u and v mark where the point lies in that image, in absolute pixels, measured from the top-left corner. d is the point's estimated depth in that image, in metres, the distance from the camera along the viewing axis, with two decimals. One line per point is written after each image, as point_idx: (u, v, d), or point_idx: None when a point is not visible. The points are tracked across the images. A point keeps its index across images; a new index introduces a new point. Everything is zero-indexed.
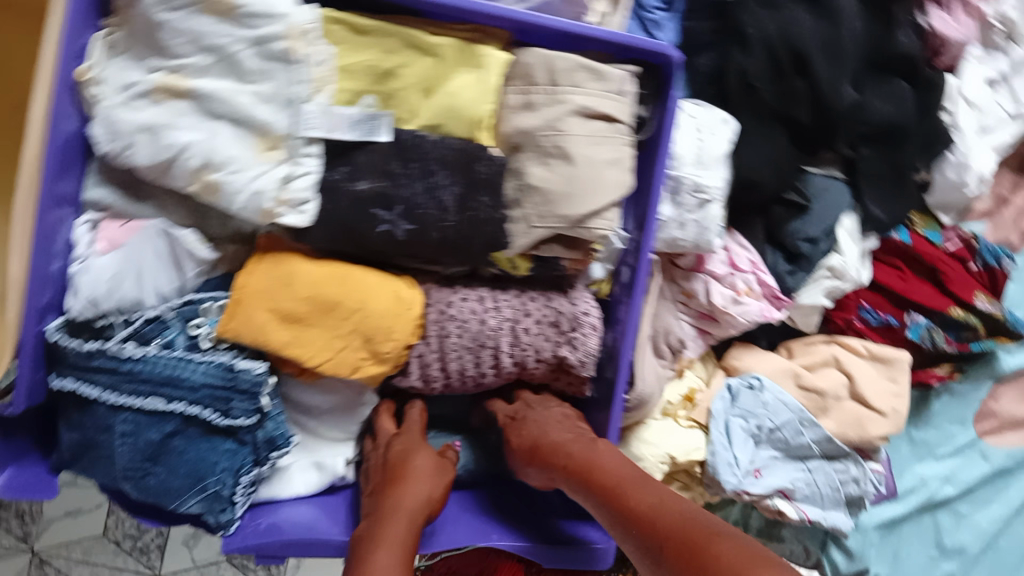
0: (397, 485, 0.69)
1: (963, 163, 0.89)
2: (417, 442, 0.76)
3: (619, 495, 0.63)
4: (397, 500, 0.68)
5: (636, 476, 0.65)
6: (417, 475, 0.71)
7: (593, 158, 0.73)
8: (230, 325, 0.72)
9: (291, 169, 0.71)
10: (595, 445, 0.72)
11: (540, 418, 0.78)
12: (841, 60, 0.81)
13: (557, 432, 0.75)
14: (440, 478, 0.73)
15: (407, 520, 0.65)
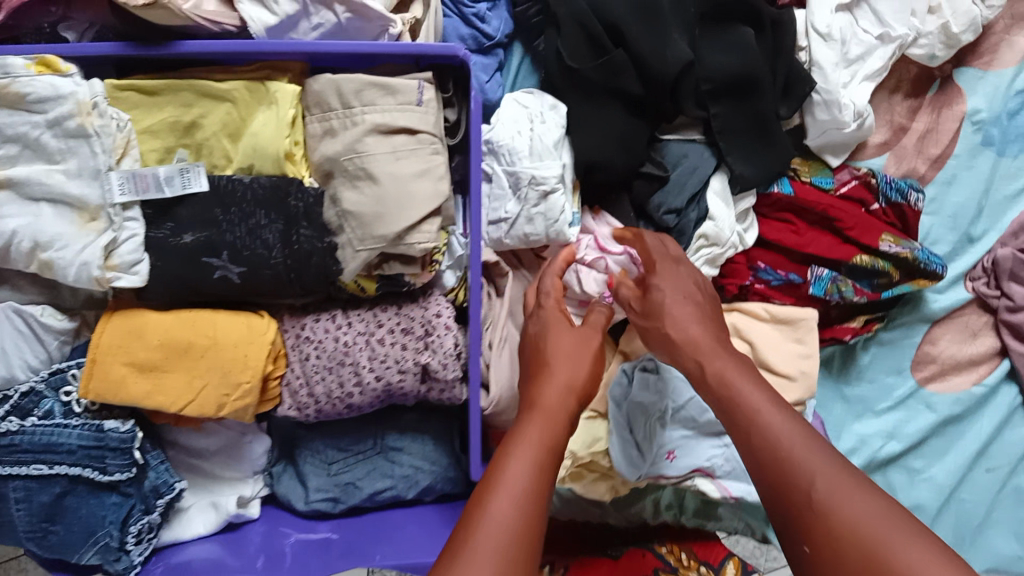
0: (548, 370, 0.68)
1: (833, 101, 0.83)
2: (550, 344, 0.71)
3: (746, 410, 0.60)
4: (534, 402, 0.65)
5: (767, 396, 0.61)
6: (552, 372, 0.68)
7: (398, 173, 0.73)
8: (89, 386, 0.76)
9: (115, 236, 0.74)
10: (707, 316, 0.72)
11: (676, 301, 0.72)
12: (658, 22, 0.79)
13: (683, 312, 0.72)
14: (580, 356, 0.71)
15: (539, 426, 0.62)
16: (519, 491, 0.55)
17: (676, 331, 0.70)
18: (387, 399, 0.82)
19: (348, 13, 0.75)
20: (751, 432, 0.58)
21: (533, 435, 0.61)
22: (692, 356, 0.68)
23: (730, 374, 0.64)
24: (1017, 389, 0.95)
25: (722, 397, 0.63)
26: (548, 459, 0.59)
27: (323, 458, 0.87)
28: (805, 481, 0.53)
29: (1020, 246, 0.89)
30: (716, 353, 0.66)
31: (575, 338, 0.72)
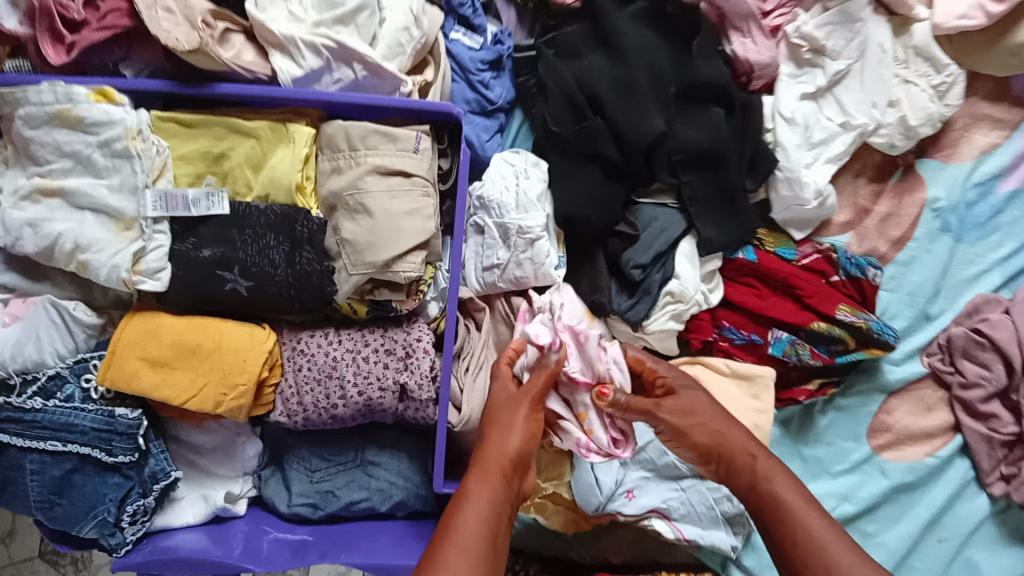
0: (491, 434, 0.73)
1: (794, 179, 0.91)
2: (496, 411, 0.76)
3: (780, 498, 0.73)
4: (483, 455, 0.71)
5: (792, 489, 0.73)
6: (498, 433, 0.73)
7: (390, 210, 0.83)
8: (107, 374, 0.86)
9: (144, 245, 0.85)
10: (727, 424, 0.80)
11: (690, 400, 0.81)
12: (634, 97, 0.89)
13: (703, 406, 0.81)
14: (527, 427, 0.75)
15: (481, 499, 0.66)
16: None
17: (703, 434, 0.79)
18: (369, 414, 0.91)
19: (365, 72, 0.87)
20: (786, 520, 0.71)
21: (476, 506, 0.65)
22: (733, 460, 0.78)
23: (764, 472, 0.75)
24: (970, 463, 0.99)
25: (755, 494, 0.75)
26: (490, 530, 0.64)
27: (308, 465, 0.95)
28: None
29: (972, 326, 0.95)
30: (743, 445, 0.78)
31: (517, 402, 0.77)
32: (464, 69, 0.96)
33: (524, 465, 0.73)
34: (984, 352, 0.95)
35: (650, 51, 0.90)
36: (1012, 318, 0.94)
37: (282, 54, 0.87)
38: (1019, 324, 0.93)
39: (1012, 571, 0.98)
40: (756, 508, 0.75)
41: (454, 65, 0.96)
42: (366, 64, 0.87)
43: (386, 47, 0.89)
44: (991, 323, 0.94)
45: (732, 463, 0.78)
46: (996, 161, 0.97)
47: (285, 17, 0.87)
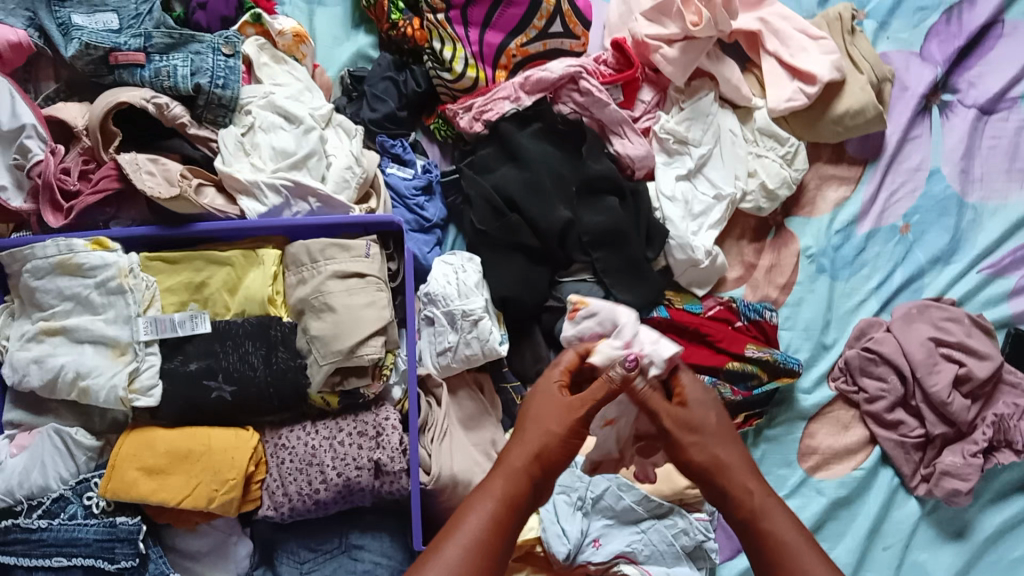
0: (519, 430, 0.78)
1: (685, 244, 1.09)
2: (533, 406, 0.79)
3: (779, 539, 0.73)
4: (512, 449, 0.77)
5: (790, 527, 0.74)
6: (534, 429, 0.77)
7: (350, 305, 0.98)
8: (108, 486, 0.95)
9: (138, 365, 0.98)
10: (728, 446, 0.79)
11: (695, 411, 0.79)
12: (543, 195, 1.08)
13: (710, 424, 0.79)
14: (564, 425, 0.77)
15: (507, 480, 0.74)
16: (466, 541, 0.70)
17: (702, 453, 0.78)
18: (348, 496, 1.00)
19: (318, 203, 1.06)
20: (787, 563, 0.72)
21: (489, 495, 0.73)
22: (727, 492, 0.77)
23: (767, 516, 0.75)
24: (893, 471, 1.10)
25: (755, 534, 0.75)
26: (515, 503, 0.73)
27: (296, 558, 1.02)
28: None
29: (862, 346, 1.11)
30: (741, 480, 0.77)
31: (556, 404, 0.78)
32: (402, 196, 1.15)
33: (552, 464, 0.77)
34: (878, 366, 1.09)
35: (550, 159, 1.10)
36: (894, 335, 1.10)
37: (248, 197, 1.05)
38: (900, 338, 1.09)
39: (954, 566, 1.06)
40: (753, 544, 0.75)
41: (393, 194, 1.15)
42: (319, 197, 1.06)
43: (335, 181, 1.08)
44: (877, 340, 1.10)
45: (726, 494, 0.77)
46: (849, 211, 1.17)
47: (248, 168, 1.06)
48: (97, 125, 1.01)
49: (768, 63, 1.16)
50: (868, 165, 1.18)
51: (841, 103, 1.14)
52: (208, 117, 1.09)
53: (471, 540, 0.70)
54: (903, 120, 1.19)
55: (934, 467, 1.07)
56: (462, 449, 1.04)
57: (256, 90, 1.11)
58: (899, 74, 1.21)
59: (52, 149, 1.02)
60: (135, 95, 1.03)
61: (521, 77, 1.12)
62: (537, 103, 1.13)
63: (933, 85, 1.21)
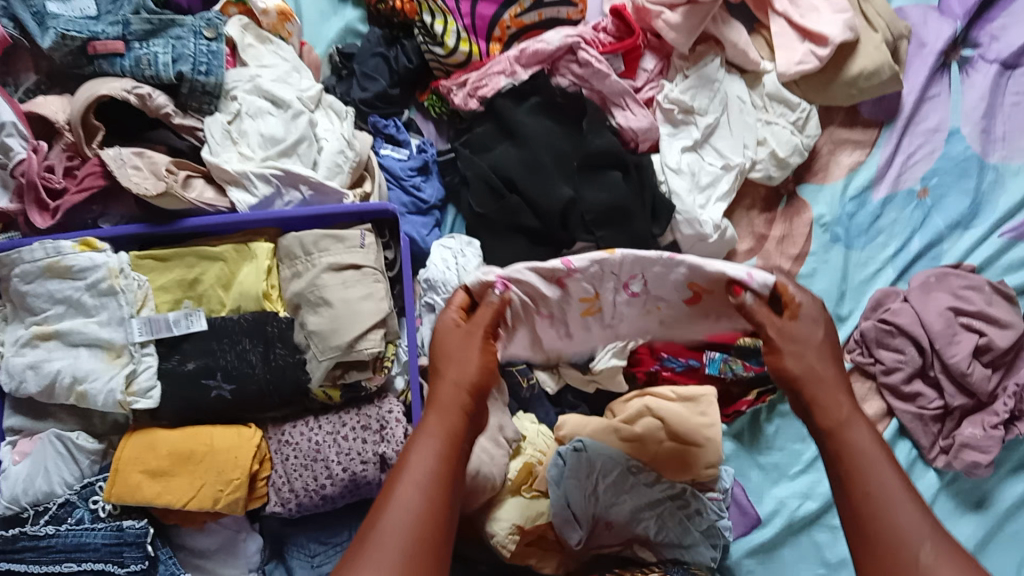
0: (439, 365, 0.74)
1: (692, 218, 1.05)
2: (443, 338, 0.75)
3: (855, 459, 0.65)
4: (439, 390, 0.72)
5: (871, 440, 0.66)
6: (451, 367, 0.73)
7: (346, 298, 0.95)
8: (113, 490, 0.94)
9: (135, 367, 0.96)
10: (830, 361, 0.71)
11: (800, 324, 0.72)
12: (542, 174, 1.04)
13: (812, 340, 0.72)
14: (477, 359, 0.74)
15: (439, 417, 0.70)
16: (422, 483, 0.65)
17: (792, 365, 0.71)
18: (355, 491, 0.99)
19: (310, 191, 1.03)
20: (852, 473, 0.65)
21: (423, 438, 0.68)
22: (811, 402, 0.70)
23: (846, 433, 0.67)
24: (910, 444, 1.07)
25: (832, 448, 0.67)
26: (446, 442, 0.68)
27: (306, 552, 1.02)
28: (899, 547, 0.60)
29: (879, 317, 1.07)
30: (829, 388, 0.69)
31: (462, 332, 0.76)
32: (396, 177, 1.11)
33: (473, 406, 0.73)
34: (895, 338, 1.05)
35: (548, 135, 1.06)
36: (912, 305, 1.06)
37: (238, 188, 1.02)
38: (918, 309, 1.05)
39: (974, 538, 1.03)
40: (830, 461, 0.67)
41: (388, 176, 1.11)
42: (310, 185, 1.02)
43: (327, 167, 1.05)
44: (894, 312, 1.06)
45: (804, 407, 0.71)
46: (863, 176, 1.12)
47: (237, 158, 1.03)
48: (78, 121, 0.98)
49: (777, 24, 1.11)
50: (885, 127, 1.13)
51: (855, 64, 1.09)
52: (193, 105, 1.05)
53: (428, 477, 0.65)
54: (921, 79, 1.14)
55: (954, 439, 1.03)
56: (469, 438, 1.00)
57: (242, 74, 1.07)
58: (915, 29, 1.16)
59: (34, 147, 0.99)
60: (116, 87, 0.99)
61: (517, 50, 1.08)
62: (534, 76, 1.08)
63: (952, 40, 1.15)
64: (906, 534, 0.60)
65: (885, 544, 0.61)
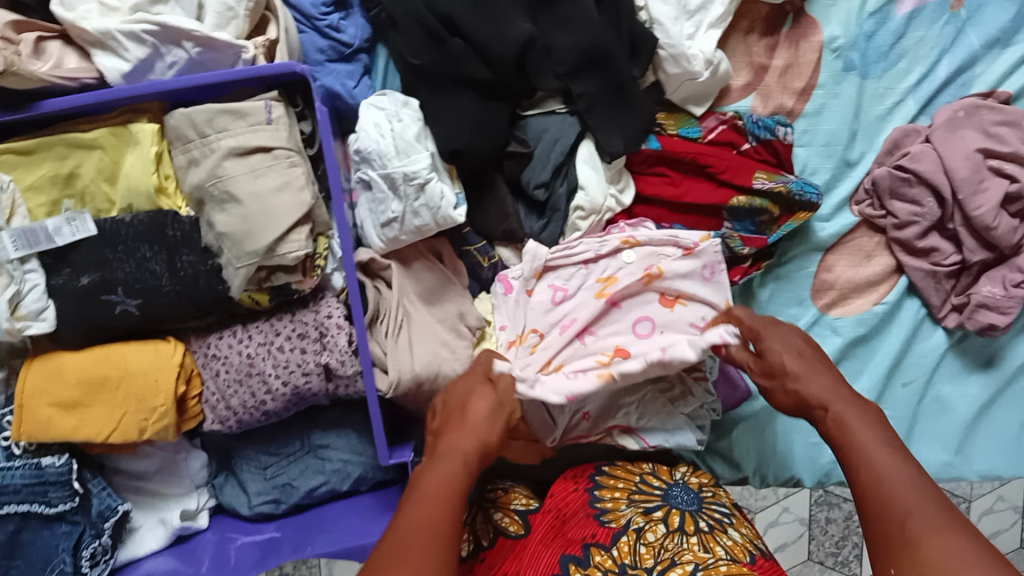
0: (452, 427, 0.70)
1: (680, 54, 0.86)
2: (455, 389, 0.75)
3: (854, 443, 0.63)
4: (452, 431, 0.69)
5: (871, 426, 0.64)
6: (469, 425, 0.70)
7: (258, 191, 0.78)
8: (21, 429, 0.82)
9: (18, 288, 0.80)
10: (822, 369, 0.71)
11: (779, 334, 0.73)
12: (491, 9, 0.82)
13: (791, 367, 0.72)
14: (498, 422, 0.72)
15: (452, 462, 0.66)
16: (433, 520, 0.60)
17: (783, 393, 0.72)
18: (300, 402, 0.87)
19: (198, 48, 0.80)
20: (851, 464, 0.62)
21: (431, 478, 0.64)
22: (812, 409, 0.69)
23: (847, 418, 0.65)
24: (920, 302, 0.97)
25: (835, 437, 0.65)
26: (451, 497, 0.63)
27: (258, 464, 0.93)
28: (899, 517, 0.57)
29: (895, 163, 0.91)
30: (819, 399, 0.68)
31: (483, 393, 0.74)
32: (307, 17, 0.89)
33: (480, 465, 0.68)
34: (912, 187, 0.90)
35: None
36: (933, 146, 0.90)
37: (105, 51, 0.80)
38: (941, 151, 0.89)
39: (978, 400, 0.98)
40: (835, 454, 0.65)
41: (296, 15, 0.89)
42: (196, 40, 0.80)
43: (215, 14, 0.82)
44: (914, 157, 0.90)
45: (810, 412, 0.69)
46: None
47: (97, 11, 0.80)
48: None
49: None
50: None
51: None
52: None
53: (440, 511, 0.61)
54: None
55: (969, 298, 0.93)
56: (424, 333, 0.87)
57: None
58: None
59: None
60: None
61: None
62: None
63: None
64: (908, 516, 0.57)
65: (887, 535, 0.57)
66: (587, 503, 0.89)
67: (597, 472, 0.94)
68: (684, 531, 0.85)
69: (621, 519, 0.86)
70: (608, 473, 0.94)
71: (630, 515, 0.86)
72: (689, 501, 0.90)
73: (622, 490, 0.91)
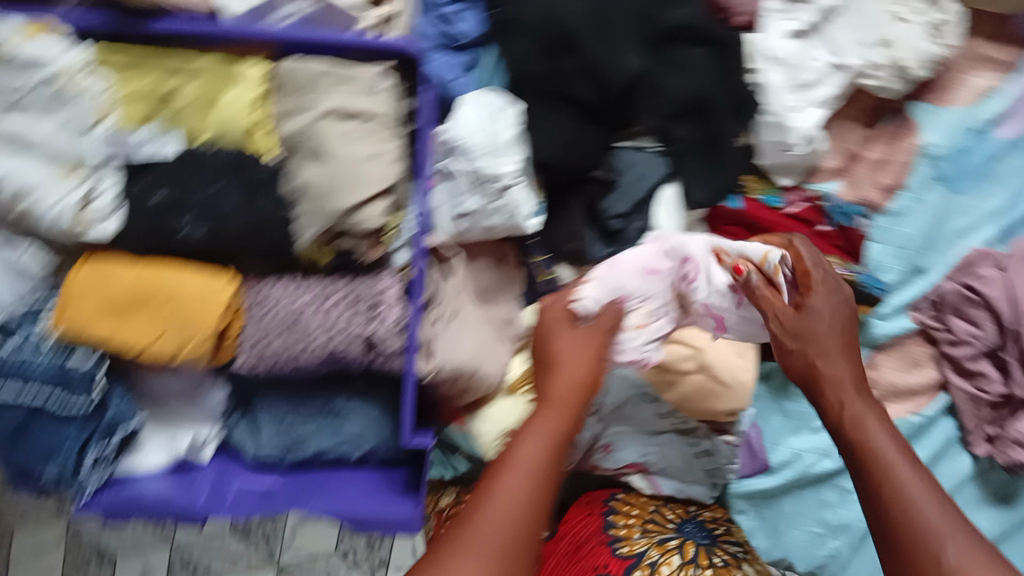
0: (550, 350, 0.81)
1: (779, 124, 0.87)
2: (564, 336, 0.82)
3: (877, 454, 0.66)
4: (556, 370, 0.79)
5: (884, 433, 0.68)
6: (539, 430, 0.72)
7: (348, 155, 0.79)
8: (63, 320, 0.83)
9: (92, 186, 0.81)
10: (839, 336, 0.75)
11: (815, 309, 0.75)
12: (616, 37, 0.83)
13: (821, 333, 0.75)
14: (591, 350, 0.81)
15: (553, 412, 0.74)
16: (519, 472, 0.67)
17: (801, 359, 0.75)
18: (334, 366, 0.87)
19: (320, 4, 0.82)
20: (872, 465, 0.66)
21: (512, 482, 0.66)
22: (820, 390, 0.74)
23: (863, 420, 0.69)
24: (955, 424, 0.96)
25: (850, 436, 0.69)
26: (535, 490, 0.66)
27: (275, 412, 0.92)
28: (934, 541, 0.60)
29: (964, 282, 0.91)
30: (839, 387, 0.72)
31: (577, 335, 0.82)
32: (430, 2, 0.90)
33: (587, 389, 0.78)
34: (975, 309, 0.90)
35: None
36: (1007, 276, 0.89)
37: None
38: (1014, 281, 0.89)
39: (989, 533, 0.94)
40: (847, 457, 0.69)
41: None
42: None
43: None
44: (984, 280, 0.90)
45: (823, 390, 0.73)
46: (996, 104, 0.93)
47: None
48: None
49: None
50: None
51: None
52: None
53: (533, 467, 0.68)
54: None
55: (1004, 431, 0.90)
56: (472, 330, 0.90)
57: None
58: None
59: None
60: None
61: None
62: None
63: None
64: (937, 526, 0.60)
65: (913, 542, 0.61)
66: (603, 529, 0.95)
67: (612, 499, 0.99)
68: (697, 565, 0.92)
69: (634, 548, 0.92)
70: (622, 500, 0.98)
71: (643, 547, 0.92)
72: (700, 535, 0.95)
73: (637, 519, 0.96)
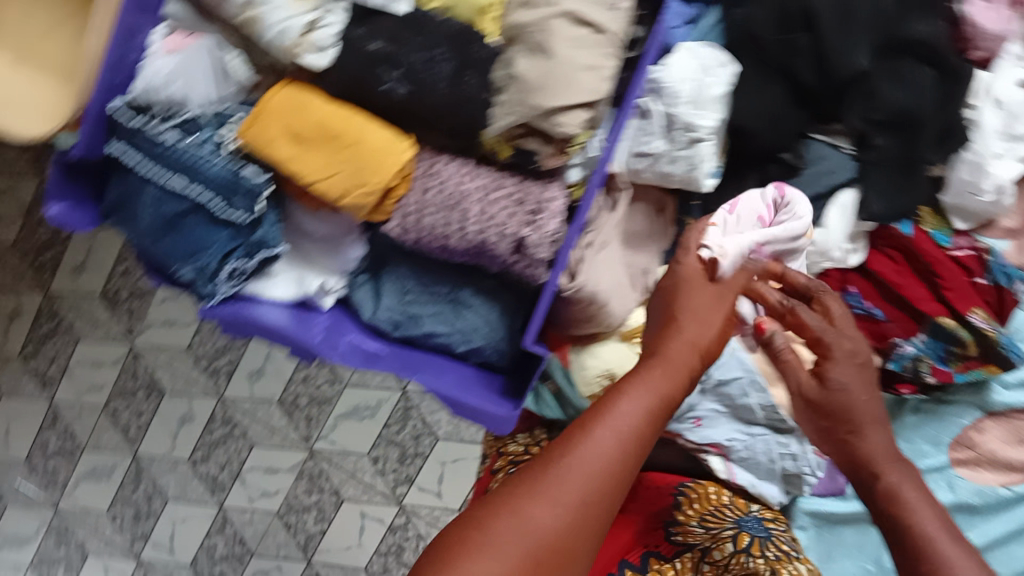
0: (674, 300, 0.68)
1: (979, 165, 0.88)
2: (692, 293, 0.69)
3: (914, 531, 0.60)
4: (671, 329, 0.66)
5: (909, 480, 0.63)
6: (635, 390, 0.60)
7: (573, 59, 0.80)
8: (248, 132, 0.86)
9: (319, 17, 0.85)
10: (871, 395, 0.65)
11: (838, 367, 0.65)
12: (853, 29, 0.84)
13: (853, 391, 0.65)
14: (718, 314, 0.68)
15: (662, 373, 0.62)
16: (616, 428, 0.57)
17: (830, 410, 0.66)
18: (478, 257, 0.88)
19: None
20: (893, 517, 0.62)
21: (588, 459, 0.55)
22: (857, 463, 0.65)
23: (898, 488, 0.62)
24: None
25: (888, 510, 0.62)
26: (631, 445, 0.57)
27: (402, 282, 0.95)
28: None
29: None
30: (873, 455, 0.64)
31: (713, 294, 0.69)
32: None
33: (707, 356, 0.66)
34: None
35: None
36: None
37: None
38: None
39: None
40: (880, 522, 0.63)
41: None
42: None
43: None
44: None
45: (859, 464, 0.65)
46: None
47: None
48: None
49: None
50: None
51: None
52: None
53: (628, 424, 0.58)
54: None
55: None
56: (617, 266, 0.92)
57: None
58: None
59: None
60: None
61: None
62: None
63: None
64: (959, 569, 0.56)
65: None
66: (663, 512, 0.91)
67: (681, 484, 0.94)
68: (750, 554, 0.86)
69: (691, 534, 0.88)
70: (692, 488, 0.94)
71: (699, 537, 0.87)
72: (759, 530, 0.89)
73: (700, 506, 0.91)
